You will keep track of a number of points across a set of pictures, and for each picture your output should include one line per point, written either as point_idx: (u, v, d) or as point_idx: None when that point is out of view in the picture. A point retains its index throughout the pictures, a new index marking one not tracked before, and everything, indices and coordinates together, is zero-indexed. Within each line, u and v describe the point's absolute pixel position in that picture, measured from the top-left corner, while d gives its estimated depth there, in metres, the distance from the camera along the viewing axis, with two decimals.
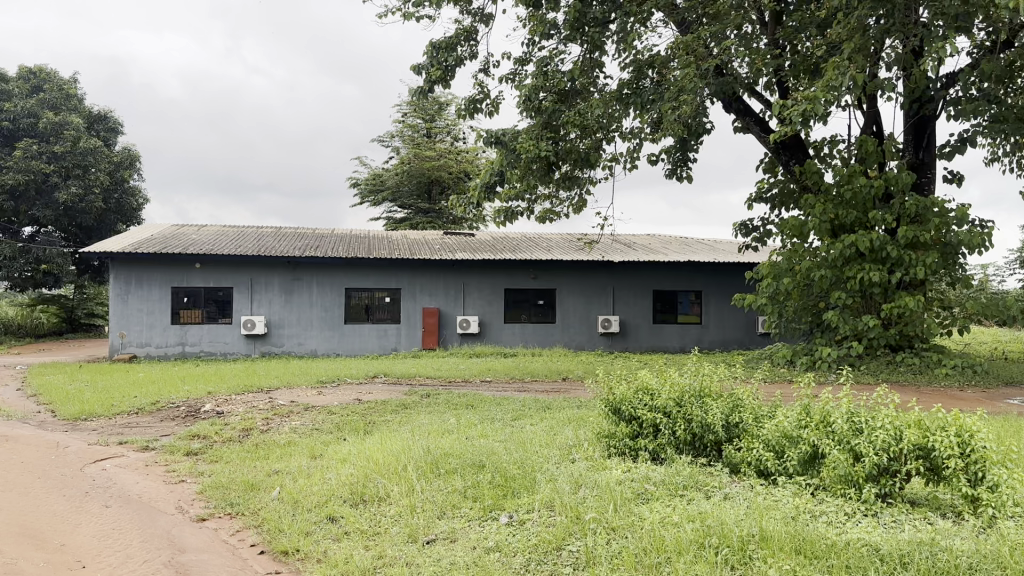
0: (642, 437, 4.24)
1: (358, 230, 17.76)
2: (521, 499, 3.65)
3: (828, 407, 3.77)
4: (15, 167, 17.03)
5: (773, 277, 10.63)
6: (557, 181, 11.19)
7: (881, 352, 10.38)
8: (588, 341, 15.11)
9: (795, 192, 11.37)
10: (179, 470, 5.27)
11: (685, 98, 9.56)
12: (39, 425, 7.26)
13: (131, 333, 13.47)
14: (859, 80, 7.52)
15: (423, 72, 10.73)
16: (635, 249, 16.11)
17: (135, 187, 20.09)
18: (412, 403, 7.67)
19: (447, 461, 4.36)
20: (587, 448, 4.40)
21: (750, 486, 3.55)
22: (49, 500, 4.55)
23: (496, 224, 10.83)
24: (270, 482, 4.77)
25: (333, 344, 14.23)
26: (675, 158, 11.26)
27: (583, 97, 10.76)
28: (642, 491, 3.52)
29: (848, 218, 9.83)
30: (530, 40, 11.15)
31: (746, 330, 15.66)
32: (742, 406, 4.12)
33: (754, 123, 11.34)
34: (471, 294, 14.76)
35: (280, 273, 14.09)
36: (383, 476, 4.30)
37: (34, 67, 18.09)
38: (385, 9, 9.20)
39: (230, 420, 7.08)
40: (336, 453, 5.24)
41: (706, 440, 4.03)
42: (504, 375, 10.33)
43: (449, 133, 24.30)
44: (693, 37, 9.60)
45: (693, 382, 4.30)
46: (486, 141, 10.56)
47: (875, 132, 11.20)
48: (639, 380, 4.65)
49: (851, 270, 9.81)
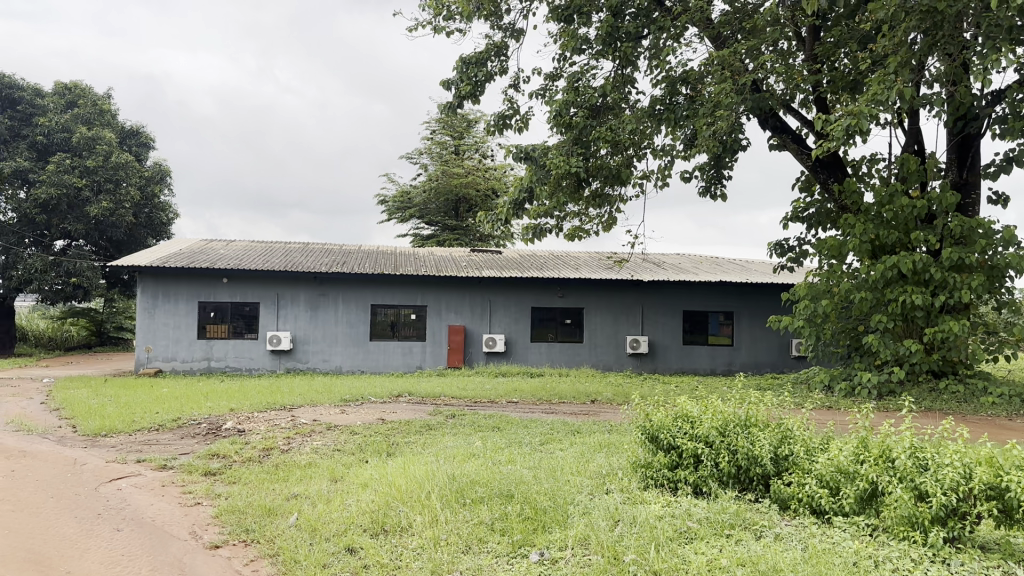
0: (681, 468, 3.97)
1: (385, 247, 17.66)
2: (553, 534, 3.39)
3: (889, 440, 3.50)
4: (49, 181, 17.14)
5: (810, 299, 10.29)
6: (587, 199, 10.93)
7: (924, 378, 9.96)
8: (616, 362, 14.78)
9: (833, 212, 11.06)
10: (196, 492, 5.07)
11: (722, 113, 9.30)
12: (60, 440, 7.13)
13: (157, 348, 13.42)
14: (906, 95, 7.25)
15: (453, 88, 10.61)
16: (665, 268, 15.81)
17: (166, 202, 20.27)
18: (437, 424, 7.44)
19: (473, 490, 4.12)
20: (623, 479, 4.14)
21: (804, 526, 3.27)
22: (61, 522, 4.38)
23: (524, 241, 10.62)
24: (288, 506, 4.56)
25: (358, 361, 14.06)
26: (709, 176, 10.99)
27: (614, 113, 10.55)
28: (685, 530, 3.25)
29: (891, 239, 9.47)
30: (562, 55, 11.00)
31: (780, 352, 15.24)
32: (792, 438, 3.85)
33: (790, 140, 11.07)
34: (497, 312, 14.55)
35: (306, 288, 13.98)
36: (405, 504, 4.07)
37: (69, 82, 18.34)
38: (415, 24, 9.10)
39: (251, 438, 6.90)
40: (357, 477, 5.02)
41: (752, 473, 3.75)
42: (531, 396, 10.05)
43: (478, 150, 24.18)
44: (731, 53, 9.40)
45: (737, 410, 4.03)
46: (515, 157, 10.37)
47: (916, 150, 10.86)
48: (678, 406, 4.39)
49: (893, 293, 9.44)
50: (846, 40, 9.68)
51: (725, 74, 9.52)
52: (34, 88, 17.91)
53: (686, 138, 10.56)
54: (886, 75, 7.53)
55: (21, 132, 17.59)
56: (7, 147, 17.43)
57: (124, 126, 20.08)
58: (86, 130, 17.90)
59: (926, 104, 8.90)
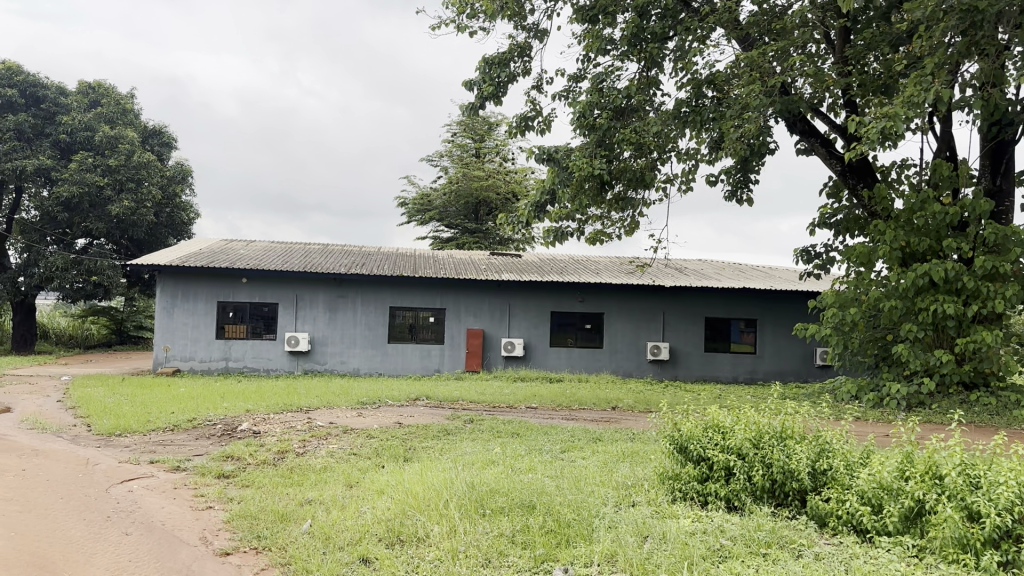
0: (712, 480, 3.77)
1: (404, 249, 17.55)
2: (578, 549, 3.21)
3: (936, 456, 3.31)
4: (71, 179, 17.18)
5: (837, 306, 10.07)
6: (610, 202, 10.75)
7: (954, 390, 9.66)
8: (637, 368, 14.56)
9: (862, 219, 10.82)
10: (208, 496, 4.94)
11: (750, 115, 9.07)
12: (74, 439, 7.05)
13: (175, 347, 13.39)
14: (943, 96, 7.02)
15: (475, 89, 10.48)
16: (687, 274, 15.59)
17: (187, 202, 20.34)
18: (455, 429, 7.27)
19: (494, 499, 3.95)
20: (649, 490, 3.95)
21: (846, 546, 3.07)
22: (69, 525, 4.27)
23: (545, 244, 10.45)
24: (301, 513, 4.42)
25: (376, 363, 13.94)
26: (735, 179, 10.77)
27: (638, 115, 10.38)
28: (719, 548, 3.06)
29: (923, 246, 9.21)
30: (586, 57, 10.86)
31: (803, 361, 14.97)
32: (831, 451, 3.66)
33: (819, 144, 10.84)
34: (517, 317, 14.39)
35: (325, 289, 13.90)
36: (423, 513, 3.91)
37: (93, 82, 18.49)
38: (437, 22, 8.97)
39: (266, 440, 6.79)
40: (373, 483, 4.87)
41: (788, 488, 3.55)
42: (550, 402, 9.87)
43: (498, 153, 24.03)
44: (759, 53, 9.17)
45: (771, 421, 3.83)
46: (538, 158, 10.19)
47: (949, 156, 10.57)
48: (708, 415, 4.20)
49: (924, 301, 9.17)
50: (878, 42, 9.43)
51: (753, 75, 9.29)
52: (59, 86, 17.97)
53: (711, 141, 10.33)
54: (923, 76, 7.31)
55: (45, 130, 17.64)
56: (31, 145, 17.50)
57: (147, 125, 20.15)
58: (108, 129, 17.96)
59: (962, 108, 8.65)
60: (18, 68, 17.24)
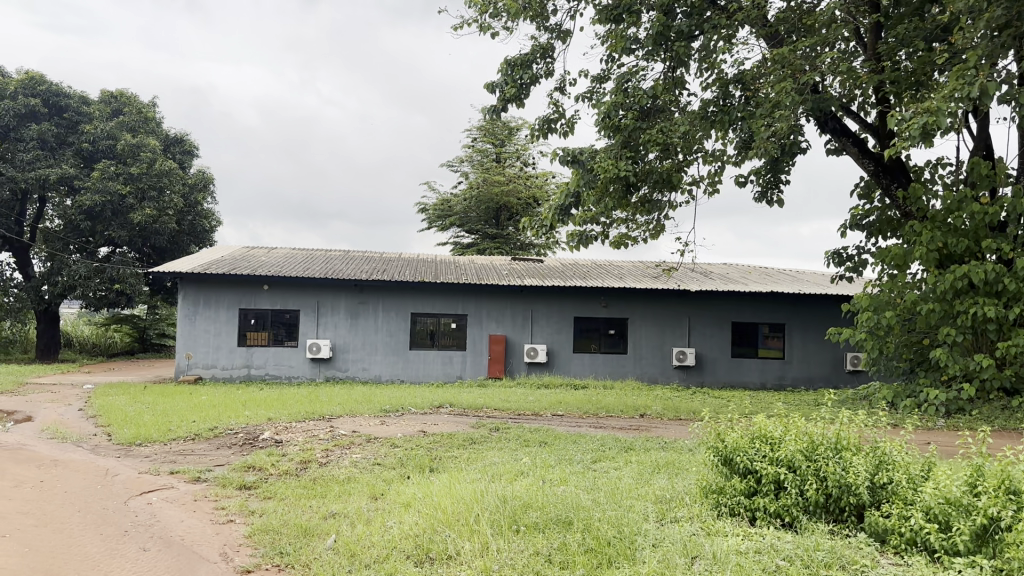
0: (760, 494, 3.54)
1: (425, 255, 17.40)
2: (621, 570, 3.00)
3: (1011, 470, 3.09)
4: (94, 188, 17.23)
5: (872, 310, 9.64)
6: (635, 206, 10.54)
7: (996, 396, 9.25)
8: (662, 374, 14.28)
9: (896, 220, 10.42)
10: (228, 509, 4.77)
11: (781, 113, 8.80)
12: (93, 449, 6.92)
13: (197, 354, 13.34)
14: (989, 88, 6.72)
15: (497, 91, 10.30)
16: (713, 278, 15.30)
17: (209, 210, 20.38)
18: (480, 437, 7.07)
19: (527, 514, 3.74)
20: (691, 505, 3.72)
21: (912, 566, 2.83)
22: (85, 540, 4.11)
23: (569, 248, 10.24)
24: (325, 526, 4.24)
25: (397, 370, 13.77)
26: (766, 180, 10.49)
27: (665, 115, 10.20)
28: (773, 568, 2.84)
29: (961, 247, 8.77)
30: (610, 57, 10.68)
31: (834, 366, 14.62)
32: (890, 463, 3.43)
33: (852, 143, 10.54)
34: (540, 322, 14.17)
35: (347, 295, 13.77)
36: (453, 528, 3.70)
37: (115, 91, 18.63)
38: (459, 22, 8.77)
39: (289, 449, 6.62)
40: (399, 495, 4.68)
41: (844, 503, 3.32)
42: (577, 409, 9.64)
43: (519, 158, 23.85)
44: (790, 49, 8.95)
45: (825, 432, 3.61)
46: (561, 160, 9.90)
47: (986, 156, 10.21)
48: (753, 424, 3.98)
49: (963, 304, 8.75)
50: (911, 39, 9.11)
51: (785, 72, 9.04)
52: (81, 96, 18.04)
53: (739, 140, 10.06)
54: (965, 69, 7.03)
55: (67, 140, 17.72)
56: (54, 154, 17.57)
57: (168, 134, 20.24)
58: (130, 137, 18.02)
59: (1003, 104, 8.33)
60: (42, 78, 17.29)
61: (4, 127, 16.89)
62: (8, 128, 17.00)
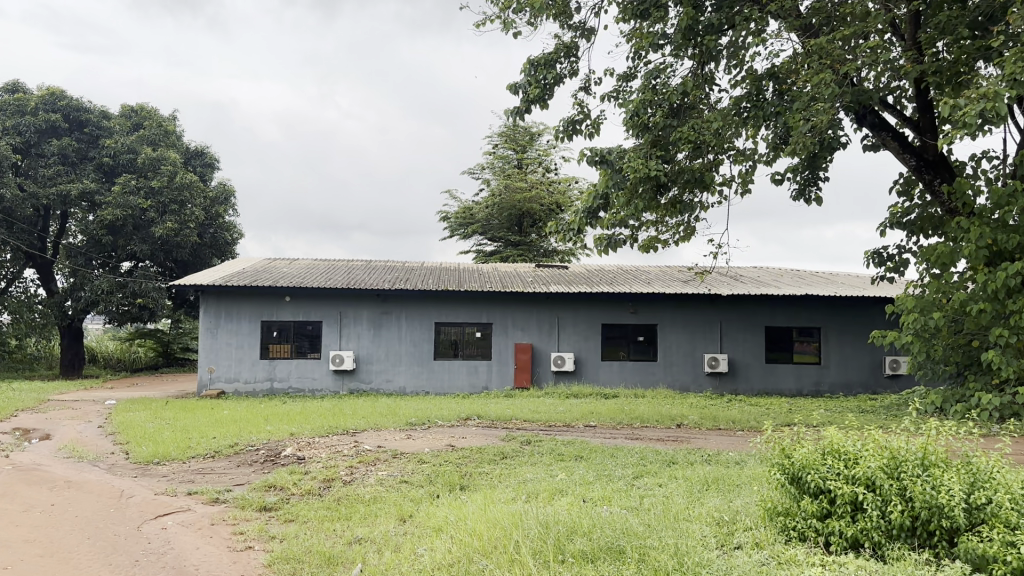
0: (834, 517, 3.16)
1: (448, 263, 17.13)
2: None
3: None
4: (115, 202, 17.11)
5: (918, 311, 8.67)
6: (665, 207, 10.11)
7: None
8: (693, 382, 13.83)
9: (938, 216, 9.74)
10: (247, 533, 4.45)
11: (821, 106, 8.27)
12: (109, 469, 6.65)
13: (219, 368, 13.11)
14: None
15: (520, 92, 9.96)
16: (744, 282, 14.77)
17: (231, 222, 20.25)
18: (512, 451, 6.71)
19: (573, 542, 3.37)
20: (755, 530, 3.35)
21: None
22: (92, 571, 3.80)
23: (598, 252, 9.88)
24: (350, 554, 3.90)
25: (422, 381, 13.45)
26: (802, 178, 10.08)
27: (694, 113, 9.86)
28: None
29: (1014, 243, 7.78)
30: (636, 55, 10.34)
31: (872, 371, 14.08)
32: (986, 482, 3.02)
33: (890, 137, 10.10)
34: (566, 329, 13.81)
35: (369, 306, 13.51)
36: (490, 559, 3.34)
37: (135, 105, 18.70)
38: (482, 19, 8.38)
39: (311, 467, 6.31)
40: (430, 517, 4.35)
41: (934, 528, 2.92)
42: (610, 419, 9.24)
43: (541, 163, 23.48)
44: (827, 40, 8.46)
45: (909, 446, 3.25)
46: (588, 162, 9.46)
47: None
48: (823, 438, 3.61)
49: (1016, 303, 7.74)
50: (952, 27, 8.48)
51: (822, 64, 8.55)
52: (101, 110, 18.11)
53: (772, 139, 9.63)
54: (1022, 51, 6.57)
55: (88, 154, 17.70)
56: (75, 168, 17.54)
57: (189, 147, 20.23)
58: (150, 151, 17.97)
59: None
60: (62, 93, 17.30)
61: (25, 143, 16.90)
62: (29, 144, 16.98)
